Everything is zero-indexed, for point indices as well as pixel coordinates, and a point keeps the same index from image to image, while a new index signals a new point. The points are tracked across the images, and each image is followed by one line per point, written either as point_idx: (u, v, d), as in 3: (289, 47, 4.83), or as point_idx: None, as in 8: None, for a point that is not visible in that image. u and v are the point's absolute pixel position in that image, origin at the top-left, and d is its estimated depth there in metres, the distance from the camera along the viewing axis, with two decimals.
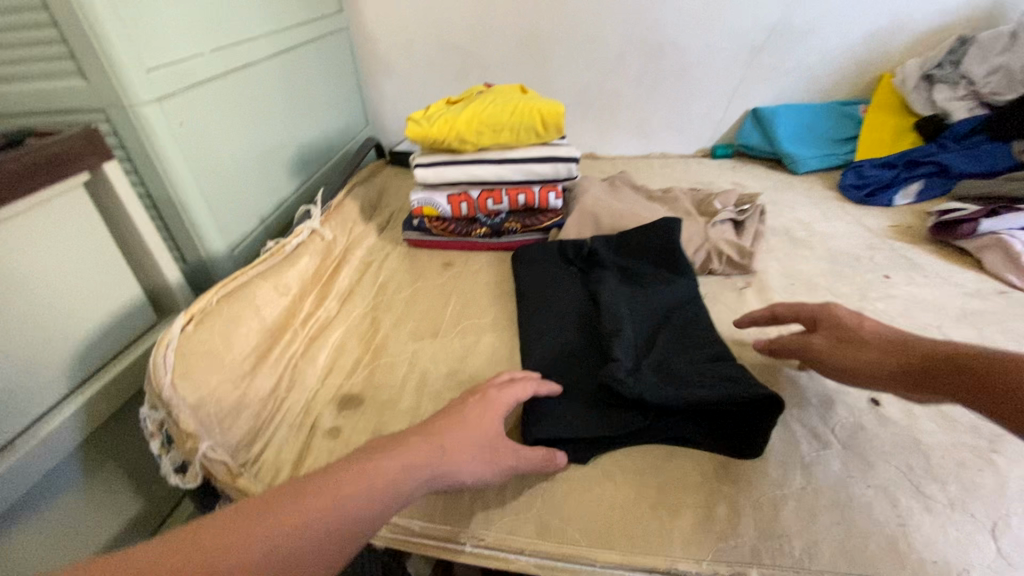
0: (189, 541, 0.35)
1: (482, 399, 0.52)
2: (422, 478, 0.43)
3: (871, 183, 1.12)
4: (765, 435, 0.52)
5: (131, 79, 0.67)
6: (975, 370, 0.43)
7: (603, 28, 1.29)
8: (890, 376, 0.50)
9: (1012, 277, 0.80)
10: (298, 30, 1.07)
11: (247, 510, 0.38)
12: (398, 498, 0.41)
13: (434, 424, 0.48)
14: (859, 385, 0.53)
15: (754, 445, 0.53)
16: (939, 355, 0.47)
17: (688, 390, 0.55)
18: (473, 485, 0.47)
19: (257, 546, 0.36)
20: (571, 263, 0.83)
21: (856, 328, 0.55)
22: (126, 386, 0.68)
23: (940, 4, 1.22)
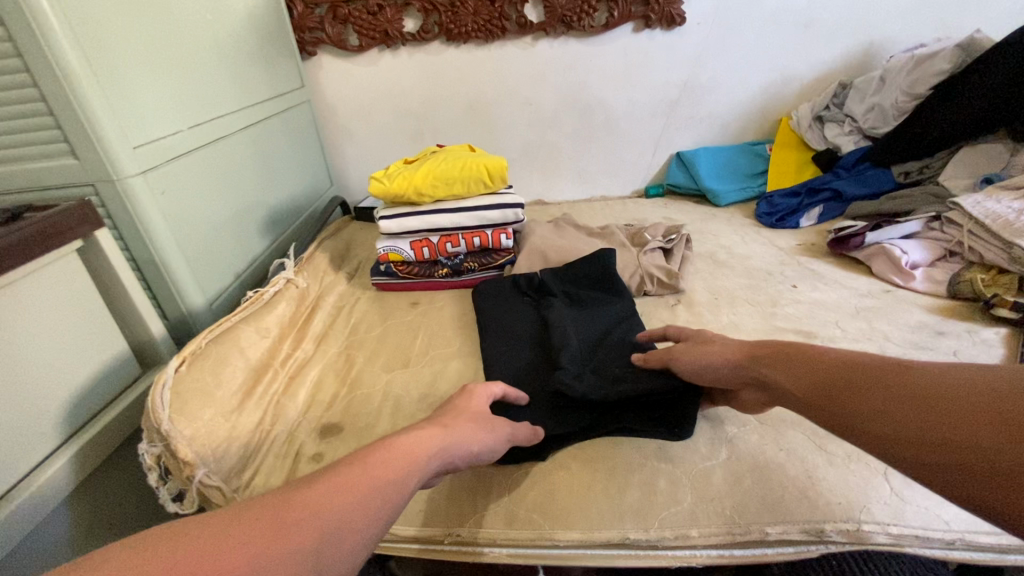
0: (236, 521, 0.34)
1: (468, 391, 0.59)
2: (439, 448, 0.46)
3: (781, 210, 1.30)
4: (692, 417, 0.62)
5: (120, 156, 0.75)
6: (802, 364, 0.48)
7: (539, 91, 1.46)
8: (732, 372, 0.55)
9: (896, 277, 0.95)
10: (264, 104, 1.18)
11: (270, 505, 0.36)
12: (419, 469, 0.43)
13: (441, 415, 0.52)
14: (705, 383, 0.58)
15: (683, 428, 0.62)
16: (768, 352, 0.52)
17: (625, 387, 0.64)
18: (483, 455, 0.52)
19: (309, 520, 0.35)
20: (525, 293, 0.93)
21: (711, 338, 0.61)
22: (115, 435, 0.73)
23: (818, 59, 1.45)
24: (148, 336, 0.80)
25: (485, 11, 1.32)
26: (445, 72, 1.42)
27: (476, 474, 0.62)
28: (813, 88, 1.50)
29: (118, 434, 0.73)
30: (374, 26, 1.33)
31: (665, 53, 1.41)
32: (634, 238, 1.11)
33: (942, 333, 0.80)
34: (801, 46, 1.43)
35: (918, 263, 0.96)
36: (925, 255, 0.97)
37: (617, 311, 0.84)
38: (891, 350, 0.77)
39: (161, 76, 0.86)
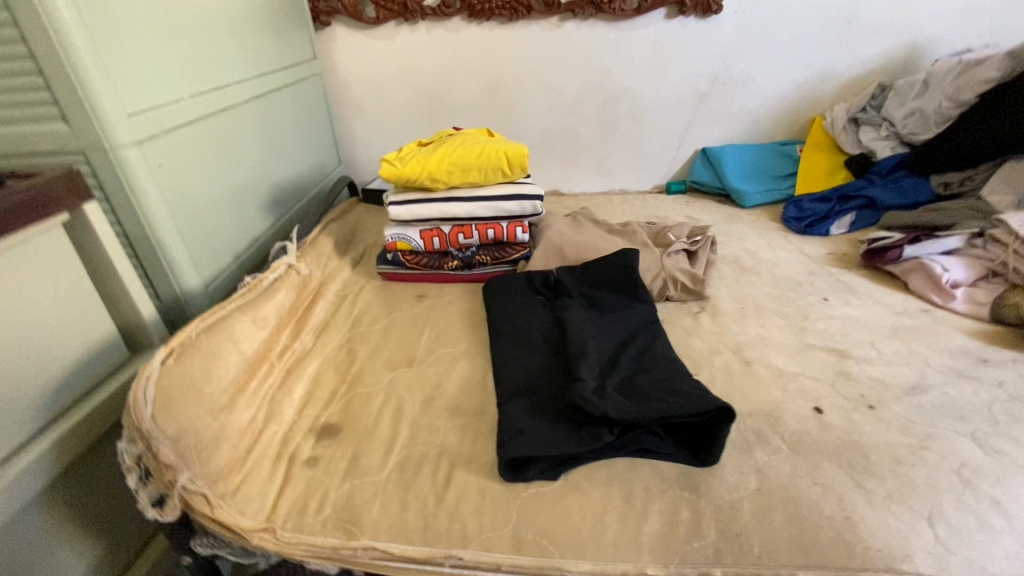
0: None
1: None
2: None
3: (810, 216, 1.23)
4: (721, 443, 0.58)
5: (113, 123, 0.69)
6: None
7: (561, 76, 1.39)
8: None
9: (935, 296, 0.89)
10: (273, 76, 1.11)
11: None
12: None
13: None
14: None
15: (710, 453, 0.58)
16: None
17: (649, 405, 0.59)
18: None
19: None
20: (539, 292, 0.88)
21: None
22: (95, 426, 0.68)
23: (859, 56, 1.37)
24: (137, 320, 0.74)
25: None
26: (463, 50, 1.35)
27: (481, 490, 0.57)
28: (850, 88, 1.42)
29: (100, 422, 0.68)
30: None
31: (698, 42, 1.34)
32: (656, 238, 1.05)
33: (987, 361, 0.74)
34: (841, 42, 1.35)
35: (959, 281, 0.90)
36: (966, 274, 0.90)
37: (638, 318, 0.79)
38: (933, 377, 0.71)
39: (162, 38, 0.80)
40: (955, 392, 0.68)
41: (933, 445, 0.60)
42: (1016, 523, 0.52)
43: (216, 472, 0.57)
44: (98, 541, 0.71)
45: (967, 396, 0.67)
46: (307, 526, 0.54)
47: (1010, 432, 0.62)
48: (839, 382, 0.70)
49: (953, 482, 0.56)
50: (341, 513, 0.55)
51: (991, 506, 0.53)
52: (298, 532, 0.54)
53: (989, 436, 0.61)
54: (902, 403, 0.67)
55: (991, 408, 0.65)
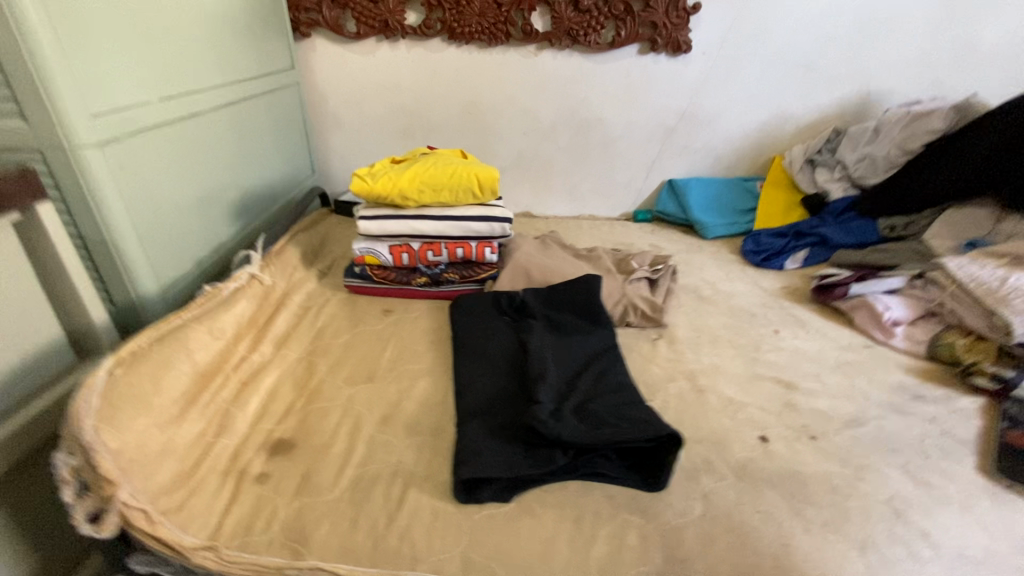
0: None
1: None
2: None
3: (766, 250, 1.29)
4: (669, 468, 0.60)
5: (75, 123, 0.68)
6: None
7: (536, 103, 1.42)
8: None
9: (877, 333, 0.94)
10: (249, 83, 1.11)
11: None
12: None
13: None
14: None
15: (659, 477, 0.60)
16: None
17: (606, 430, 0.61)
18: None
19: None
20: (505, 312, 0.89)
21: None
22: (32, 435, 0.65)
23: (816, 102, 1.46)
24: (87, 323, 0.71)
25: (492, 14, 1.28)
26: (441, 71, 1.38)
27: (435, 509, 0.58)
28: (808, 131, 1.50)
29: (37, 432, 0.65)
30: (374, 15, 1.28)
31: (668, 79, 1.40)
32: (620, 265, 1.08)
33: (920, 397, 0.79)
34: (800, 88, 1.43)
35: (900, 320, 0.95)
36: (906, 313, 0.96)
37: (598, 341, 0.81)
38: (871, 410, 0.75)
39: (134, 40, 0.79)
40: (890, 425, 0.72)
41: (868, 476, 0.64)
42: (940, 552, 0.55)
43: (160, 486, 0.55)
44: (29, 555, 0.67)
45: (901, 430, 0.71)
46: (253, 545, 0.53)
47: (938, 466, 0.66)
48: (784, 412, 0.74)
49: (884, 511, 0.59)
50: (290, 532, 0.55)
51: (918, 537, 0.57)
52: (243, 551, 0.52)
53: (919, 468, 0.65)
54: (842, 434, 0.70)
55: (922, 442, 0.69)
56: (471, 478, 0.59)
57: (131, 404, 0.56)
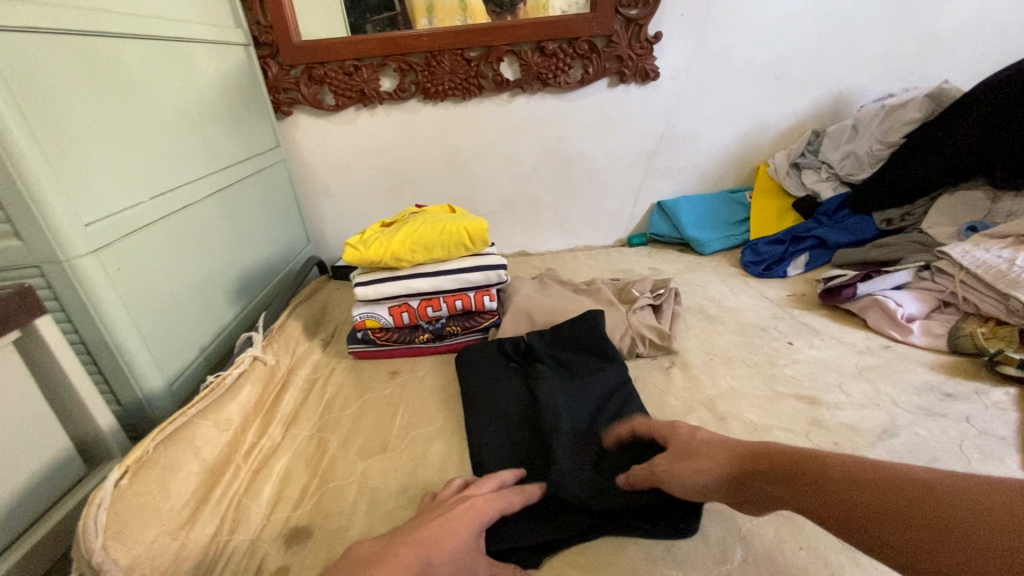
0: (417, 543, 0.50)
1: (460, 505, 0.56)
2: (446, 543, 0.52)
3: (767, 258, 1.28)
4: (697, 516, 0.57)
5: (69, 235, 0.69)
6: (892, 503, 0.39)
7: (517, 145, 1.45)
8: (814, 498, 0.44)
9: (893, 331, 0.92)
10: (236, 167, 1.14)
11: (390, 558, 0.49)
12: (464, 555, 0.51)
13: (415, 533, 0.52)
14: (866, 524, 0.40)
15: (688, 521, 0.57)
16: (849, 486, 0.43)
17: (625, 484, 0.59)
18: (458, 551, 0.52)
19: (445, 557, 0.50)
20: (512, 361, 0.88)
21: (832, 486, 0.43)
22: (47, 552, 0.63)
23: (790, 107, 1.48)
24: (94, 430, 0.71)
25: (462, 70, 1.32)
26: (421, 129, 1.41)
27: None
28: (787, 136, 1.52)
29: (52, 551, 0.63)
30: (350, 86, 1.32)
31: (642, 106, 1.43)
32: (621, 295, 1.07)
33: (951, 395, 0.76)
34: (772, 96, 1.46)
35: (914, 315, 0.93)
36: (920, 307, 0.94)
37: (610, 380, 0.79)
38: (901, 417, 0.72)
39: (119, 147, 0.82)
40: (924, 432, 0.69)
41: None
42: None
43: None
44: None
45: (936, 436, 0.68)
46: None
47: (982, 470, 0.62)
48: (812, 431, 0.71)
49: None
50: None
51: None
52: None
53: None
54: (875, 448, 0.67)
55: (961, 445, 0.66)
56: (503, 551, 0.56)
57: (141, 513, 0.54)
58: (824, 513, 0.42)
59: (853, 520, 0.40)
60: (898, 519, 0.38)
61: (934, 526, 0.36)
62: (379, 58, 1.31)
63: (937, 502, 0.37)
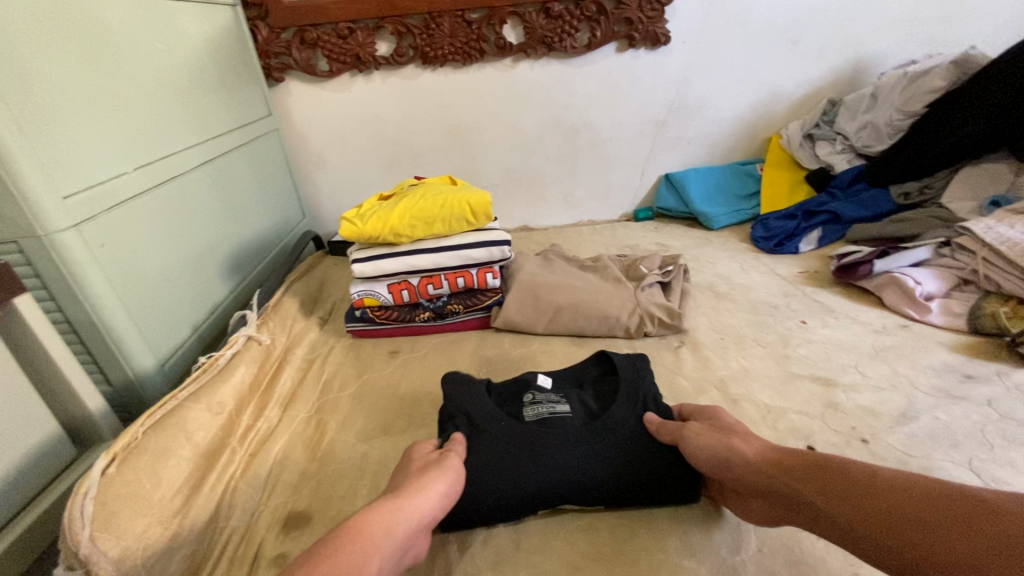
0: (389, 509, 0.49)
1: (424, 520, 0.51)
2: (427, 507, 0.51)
3: (778, 234, 1.24)
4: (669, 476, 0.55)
5: (46, 208, 0.65)
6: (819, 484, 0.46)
7: (520, 116, 1.39)
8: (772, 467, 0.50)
9: (911, 310, 0.89)
10: (225, 137, 1.08)
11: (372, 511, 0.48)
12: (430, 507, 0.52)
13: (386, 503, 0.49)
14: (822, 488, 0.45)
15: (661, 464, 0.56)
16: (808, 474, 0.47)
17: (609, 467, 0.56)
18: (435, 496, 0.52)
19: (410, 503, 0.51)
20: (524, 399, 0.66)
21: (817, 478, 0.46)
22: (39, 538, 0.60)
23: (807, 75, 1.41)
24: (83, 412, 0.68)
25: (462, 33, 1.25)
26: (420, 96, 1.35)
27: (495, 552, 0.54)
28: (802, 106, 1.46)
29: (44, 537, 0.61)
30: (345, 50, 1.25)
31: (650, 74, 1.37)
32: (629, 271, 1.04)
33: (972, 377, 0.73)
34: (787, 63, 1.39)
35: (932, 294, 0.90)
36: (938, 285, 0.91)
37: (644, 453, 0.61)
38: (920, 401, 0.69)
39: (100, 114, 0.77)
40: (945, 416, 0.66)
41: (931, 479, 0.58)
42: None
43: None
44: None
45: (958, 420, 0.66)
46: None
47: (1005, 456, 0.60)
48: (828, 414, 0.68)
49: None
50: None
51: None
52: None
53: (986, 463, 0.59)
54: (894, 433, 0.65)
55: (983, 430, 0.64)
56: (489, 560, 0.53)
57: (132, 501, 0.52)
58: (866, 532, 0.41)
59: (907, 544, 0.39)
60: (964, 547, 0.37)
61: (999, 545, 0.36)
62: (375, 20, 1.24)
63: (992, 516, 0.37)
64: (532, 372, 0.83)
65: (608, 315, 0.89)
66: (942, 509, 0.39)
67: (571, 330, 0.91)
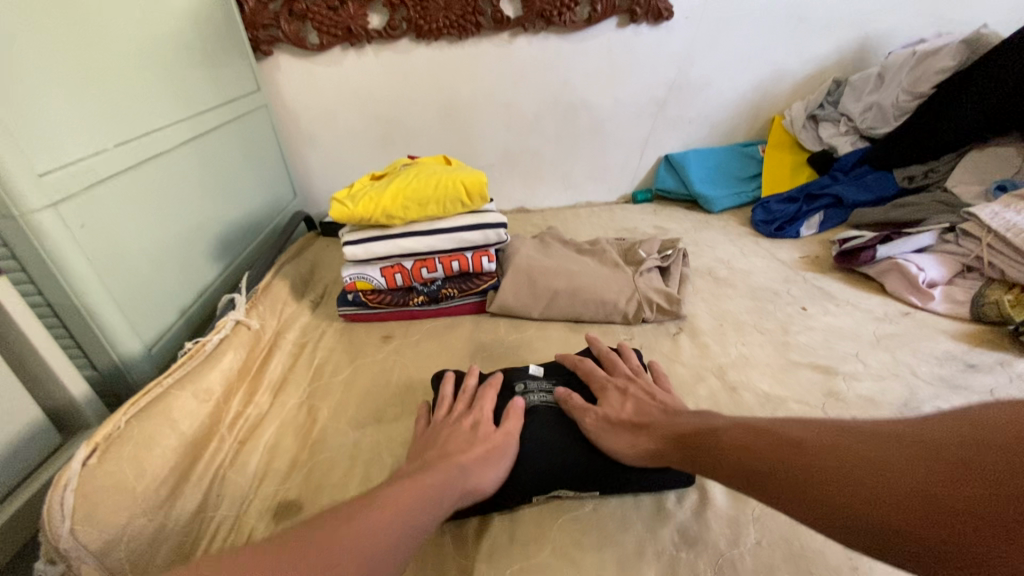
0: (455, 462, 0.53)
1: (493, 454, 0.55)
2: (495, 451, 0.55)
3: (779, 218, 1.22)
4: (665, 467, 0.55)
5: (21, 186, 0.62)
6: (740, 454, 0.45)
7: (518, 93, 1.35)
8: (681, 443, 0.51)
9: (913, 297, 0.87)
10: (212, 113, 1.04)
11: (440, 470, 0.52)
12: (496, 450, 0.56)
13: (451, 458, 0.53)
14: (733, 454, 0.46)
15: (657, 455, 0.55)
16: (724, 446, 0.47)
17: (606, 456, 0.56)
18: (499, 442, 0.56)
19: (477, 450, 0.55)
20: (515, 387, 0.66)
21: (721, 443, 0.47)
22: (24, 527, 0.59)
23: (813, 53, 1.37)
24: (66, 399, 0.66)
25: (458, 6, 1.20)
26: (414, 72, 1.30)
27: (489, 544, 0.53)
28: (806, 85, 1.42)
29: (29, 526, 0.60)
30: (335, 23, 1.20)
31: (652, 51, 1.32)
32: (627, 255, 1.02)
33: (974, 366, 0.72)
34: (792, 41, 1.35)
35: (936, 281, 0.88)
36: (942, 272, 0.89)
37: None
38: (921, 390, 0.68)
39: (74, 84, 0.72)
40: (946, 406, 0.65)
41: None
42: None
43: None
44: None
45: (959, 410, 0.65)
46: None
47: None
48: (827, 404, 0.67)
49: None
50: None
51: None
52: None
53: None
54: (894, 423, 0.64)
55: None
56: (482, 553, 0.52)
57: (115, 493, 0.51)
58: (794, 495, 0.40)
59: (834, 501, 0.38)
60: (923, 499, 0.34)
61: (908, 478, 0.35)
62: None
63: (906, 465, 0.36)
64: (528, 358, 0.81)
65: (606, 300, 0.88)
66: (876, 464, 0.37)
67: (568, 315, 0.89)
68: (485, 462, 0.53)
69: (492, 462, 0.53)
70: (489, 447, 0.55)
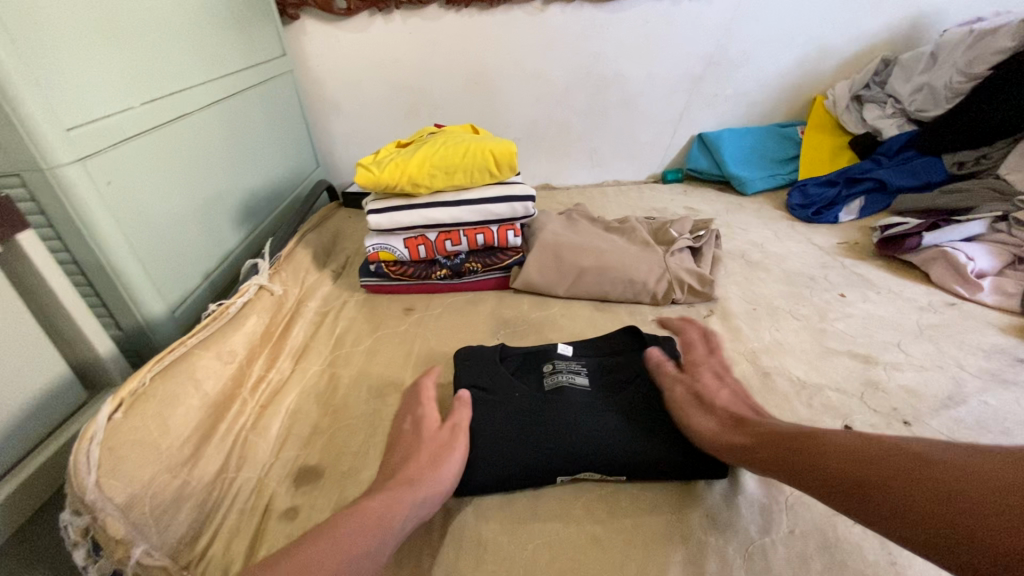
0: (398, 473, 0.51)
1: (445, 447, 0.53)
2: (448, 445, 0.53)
3: (816, 202, 1.17)
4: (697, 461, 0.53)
5: (48, 139, 0.61)
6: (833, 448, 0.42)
7: (548, 64, 1.31)
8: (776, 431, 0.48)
9: (959, 288, 0.83)
10: (237, 75, 1.03)
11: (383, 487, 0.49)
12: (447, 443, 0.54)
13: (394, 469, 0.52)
14: (827, 446, 0.43)
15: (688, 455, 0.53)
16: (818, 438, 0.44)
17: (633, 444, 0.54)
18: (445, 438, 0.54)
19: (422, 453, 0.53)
20: (543, 369, 0.65)
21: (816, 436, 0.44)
22: (51, 479, 0.59)
23: (861, 28, 1.30)
24: (92, 355, 0.66)
25: None
26: (441, 40, 1.27)
27: (512, 517, 0.52)
28: (851, 64, 1.35)
29: (55, 478, 0.60)
30: None
31: (690, 23, 1.27)
32: (657, 235, 0.98)
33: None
34: (840, 16, 1.28)
35: (985, 271, 0.84)
36: (992, 262, 0.84)
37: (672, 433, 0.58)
38: (967, 384, 0.65)
39: (98, 37, 0.71)
40: (995, 401, 0.62)
41: None
42: None
43: (178, 539, 0.50)
44: None
45: (1008, 405, 0.61)
46: None
47: None
48: (867, 393, 0.64)
49: None
50: None
51: None
52: None
53: None
54: (938, 417, 0.60)
55: None
56: (504, 527, 0.51)
57: (139, 449, 0.50)
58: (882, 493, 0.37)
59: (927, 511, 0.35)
60: None
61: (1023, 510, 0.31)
62: None
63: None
64: (552, 335, 0.80)
65: (635, 280, 0.85)
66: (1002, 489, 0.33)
67: (594, 294, 0.87)
68: (435, 462, 0.51)
69: (441, 460, 0.52)
70: (438, 447, 0.53)
